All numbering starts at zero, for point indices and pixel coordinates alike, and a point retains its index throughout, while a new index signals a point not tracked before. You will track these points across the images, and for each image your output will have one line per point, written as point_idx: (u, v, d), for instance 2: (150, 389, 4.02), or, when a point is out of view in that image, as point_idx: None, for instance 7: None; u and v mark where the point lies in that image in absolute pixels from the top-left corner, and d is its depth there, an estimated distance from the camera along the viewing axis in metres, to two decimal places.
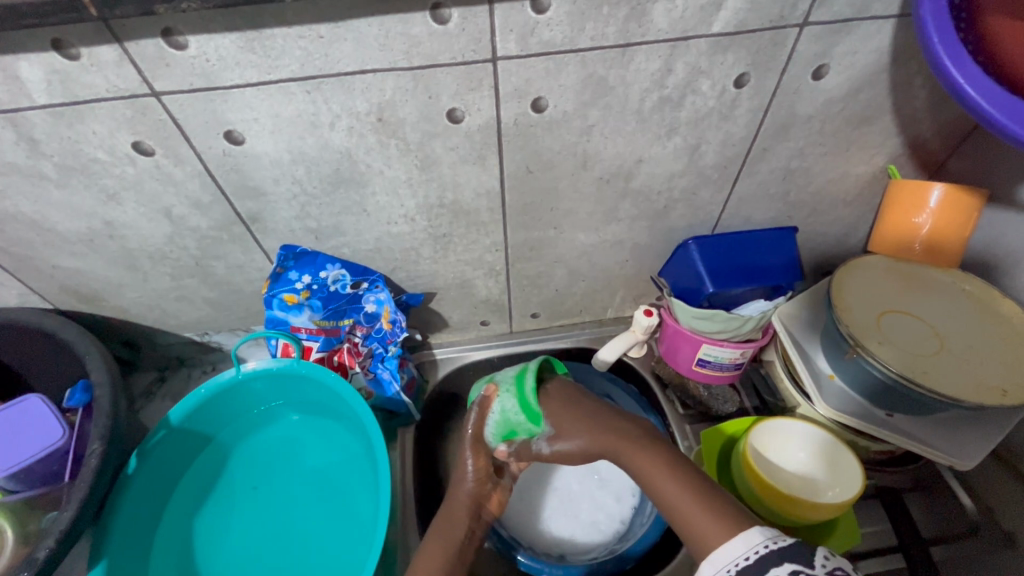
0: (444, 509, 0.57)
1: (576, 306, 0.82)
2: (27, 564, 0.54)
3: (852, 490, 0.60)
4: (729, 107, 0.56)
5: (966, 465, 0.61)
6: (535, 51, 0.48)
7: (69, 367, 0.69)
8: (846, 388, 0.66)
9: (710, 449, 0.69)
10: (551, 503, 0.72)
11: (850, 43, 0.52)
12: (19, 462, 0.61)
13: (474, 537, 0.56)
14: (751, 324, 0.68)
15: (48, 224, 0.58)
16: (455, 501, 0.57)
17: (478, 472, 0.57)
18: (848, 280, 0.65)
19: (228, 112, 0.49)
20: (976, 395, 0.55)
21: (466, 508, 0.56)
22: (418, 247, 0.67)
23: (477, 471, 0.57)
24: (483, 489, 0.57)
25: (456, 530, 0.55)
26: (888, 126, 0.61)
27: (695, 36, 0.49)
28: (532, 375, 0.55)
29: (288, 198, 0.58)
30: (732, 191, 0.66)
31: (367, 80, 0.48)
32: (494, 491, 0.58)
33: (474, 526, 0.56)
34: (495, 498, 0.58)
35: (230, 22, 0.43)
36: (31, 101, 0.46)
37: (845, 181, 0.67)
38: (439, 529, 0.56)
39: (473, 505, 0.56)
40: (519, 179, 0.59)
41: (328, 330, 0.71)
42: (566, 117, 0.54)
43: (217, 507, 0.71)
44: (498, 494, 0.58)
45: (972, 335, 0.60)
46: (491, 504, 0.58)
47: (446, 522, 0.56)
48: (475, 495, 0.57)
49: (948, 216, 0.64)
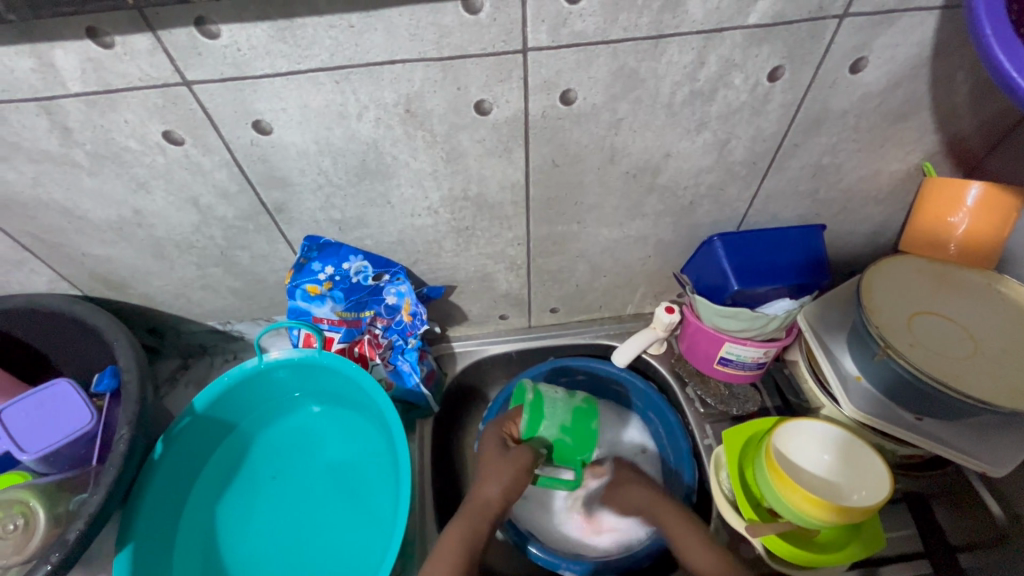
0: (466, 509, 0.61)
1: (597, 302, 0.81)
2: (57, 545, 0.55)
3: (878, 493, 0.59)
4: (762, 101, 0.55)
5: (997, 472, 0.59)
6: (566, 42, 0.47)
7: (97, 353, 0.70)
8: (872, 390, 0.65)
9: (732, 450, 0.67)
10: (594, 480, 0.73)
11: (891, 35, 0.51)
12: (48, 446, 0.62)
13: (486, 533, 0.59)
14: (775, 323, 0.67)
15: (80, 212, 0.59)
16: (474, 501, 0.61)
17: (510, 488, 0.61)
18: (878, 280, 0.64)
19: (258, 102, 0.49)
20: (1011, 400, 0.53)
21: (488, 513, 0.60)
22: (441, 240, 0.66)
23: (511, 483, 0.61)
24: (511, 494, 0.61)
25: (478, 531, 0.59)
26: (925, 123, 0.59)
27: (731, 27, 0.48)
28: (532, 388, 0.65)
29: (314, 189, 0.58)
30: (760, 188, 0.65)
31: (396, 70, 0.48)
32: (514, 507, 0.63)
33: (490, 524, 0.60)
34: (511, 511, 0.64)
35: (263, 11, 0.43)
36: (65, 90, 0.47)
37: (876, 179, 0.66)
38: (459, 529, 0.59)
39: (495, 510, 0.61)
40: (545, 172, 0.59)
41: (349, 320, 0.71)
42: (595, 110, 0.53)
43: (240, 496, 0.72)
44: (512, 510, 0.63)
45: (1009, 339, 0.59)
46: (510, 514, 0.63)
47: (473, 518, 0.60)
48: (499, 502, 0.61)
49: (983, 217, 0.63)
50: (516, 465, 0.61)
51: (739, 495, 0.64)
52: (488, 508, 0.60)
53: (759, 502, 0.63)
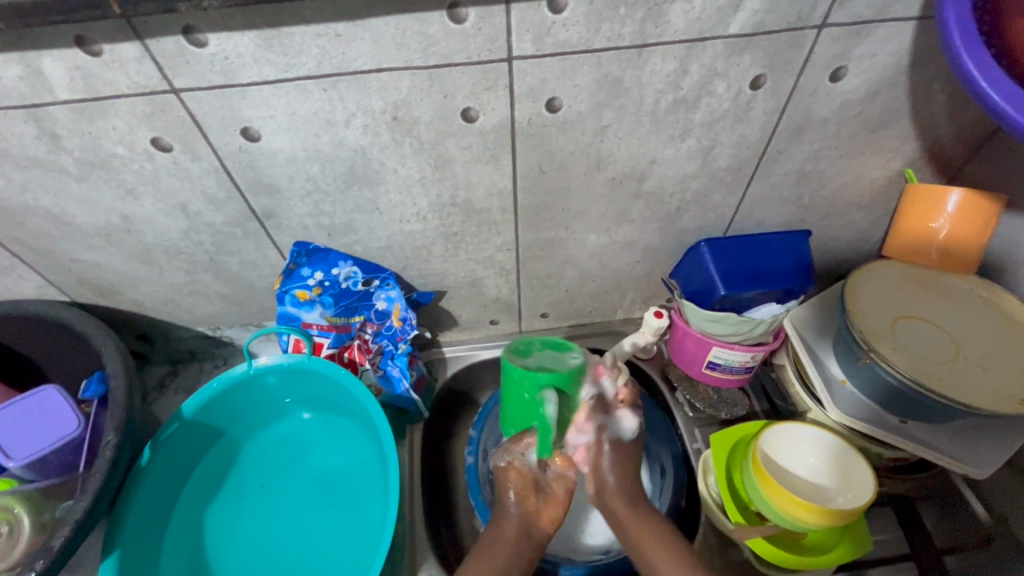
0: (492, 528, 0.60)
1: (586, 307, 0.82)
2: (42, 552, 0.54)
3: (863, 496, 0.59)
4: (745, 109, 0.55)
5: (979, 474, 0.60)
6: (551, 51, 0.48)
7: (86, 360, 0.70)
8: (858, 394, 0.66)
9: (720, 455, 0.67)
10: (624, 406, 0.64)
11: (869, 45, 0.52)
12: (36, 452, 0.62)
13: (527, 554, 0.58)
14: (762, 329, 0.67)
15: (67, 217, 0.59)
16: (505, 518, 0.60)
17: (520, 488, 0.61)
18: (861, 285, 0.65)
19: (245, 109, 0.50)
20: (992, 403, 0.54)
21: (514, 524, 0.59)
22: (430, 246, 0.67)
23: (517, 487, 0.61)
24: (534, 511, 0.61)
25: (502, 549, 0.58)
26: (905, 130, 0.60)
27: (712, 37, 0.49)
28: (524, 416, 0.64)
29: (303, 195, 0.59)
30: (745, 194, 0.65)
31: (383, 78, 0.48)
32: (545, 504, 0.61)
33: (523, 542, 0.59)
34: (547, 512, 0.61)
35: (250, 20, 0.43)
36: (53, 97, 0.47)
37: (860, 184, 0.67)
38: (486, 548, 0.58)
39: (523, 521, 0.60)
40: (532, 179, 0.59)
41: (339, 326, 0.72)
42: (580, 117, 0.54)
43: (228, 503, 0.72)
44: (549, 511, 0.61)
45: (990, 343, 0.60)
46: (543, 522, 0.61)
47: (490, 548, 0.58)
48: (521, 510, 0.60)
49: (964, 222, 0.64)
50: (530, 487, 0.61)
51: (728, 498, 0.64)
52: (505, 537, 0.59)
53: (747, 506, 0.63)
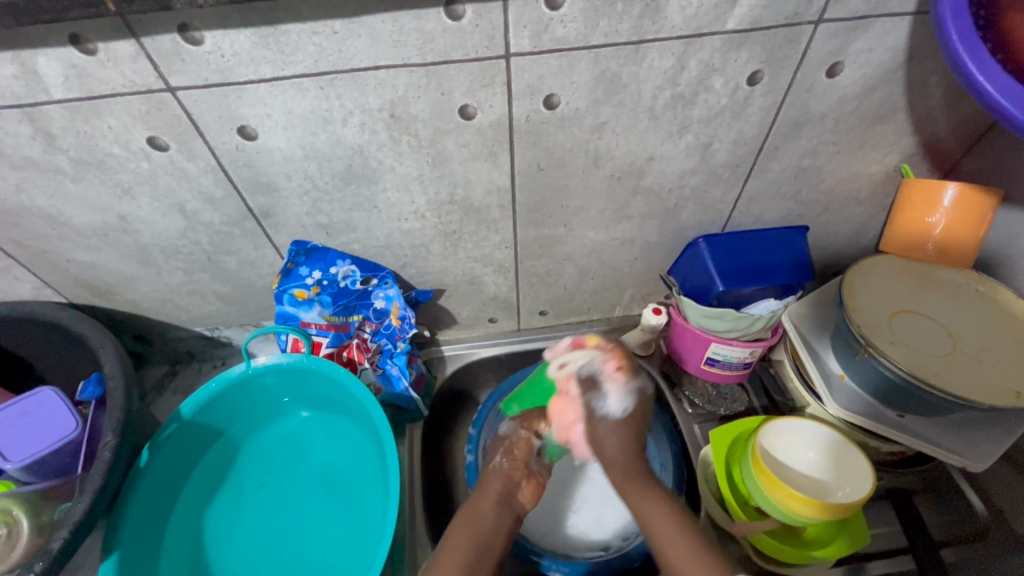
0: (473, 499, 0.58)
1: (585, 305, 0.82)
2: (41, 554, 0.54)
3: (863, 489, 0.59)
4: (742, 105, 0.55)
5: (976, 467, 0.60)
6: (548, 47, 0.48)
7: (84, 361, 0.70)
8: (856, 388, 0.66)
9: (719, 449, 0.67)
10: (616, 379, 0.59)
11: (866, 40, 0.52)
12: (34, 454, 0.62)
13: (507, 527, 0.57)
14: (761, 323, 0.67)
15: (64, 217, 0.59)
16: (486, 487, 0.59)
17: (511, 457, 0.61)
18: (858, 280, 0.65)
19: (242, 107, 0.49)
20: (988, 396, 0.55)
21: (495, 498, 0.58)
22: (429, 244, 0.67)
23: (506, 460, 0.61)
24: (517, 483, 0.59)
25: (484, 521, 0.56)
26: (902, 125, 0.61)
27: (709, 33, 0.49)
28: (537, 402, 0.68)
29: (300, 194, 0.58)
30: (743, 189, 0.65)
31: (380, 76, 0.48)
32: (526, 481, 0.60)
33: (503, 514, 0.57)
34: (527, 488, 0.60)
35: (247, 19, 0.43)
36: (48, 96, 0.47)
37: (857, 180, 0.67)
38: (467, 517, 0.57)
39: (505, 492, 0.58)
40: (530, 176, 0.59)
41: (337, 326, 0.72)
42: (578, 114, 0.54)
43: (228, 503, 0.72)
44: (531, 486, 0.60)
45: (987, 338, 0.60)
46: (523, 496, 0.59)
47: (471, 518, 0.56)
48: (507, 480, 0.59)
49: (961, 218, 0.64)
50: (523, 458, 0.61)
51: (727, 492, 0.64)
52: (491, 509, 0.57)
53: (745, 501, 0.63)
